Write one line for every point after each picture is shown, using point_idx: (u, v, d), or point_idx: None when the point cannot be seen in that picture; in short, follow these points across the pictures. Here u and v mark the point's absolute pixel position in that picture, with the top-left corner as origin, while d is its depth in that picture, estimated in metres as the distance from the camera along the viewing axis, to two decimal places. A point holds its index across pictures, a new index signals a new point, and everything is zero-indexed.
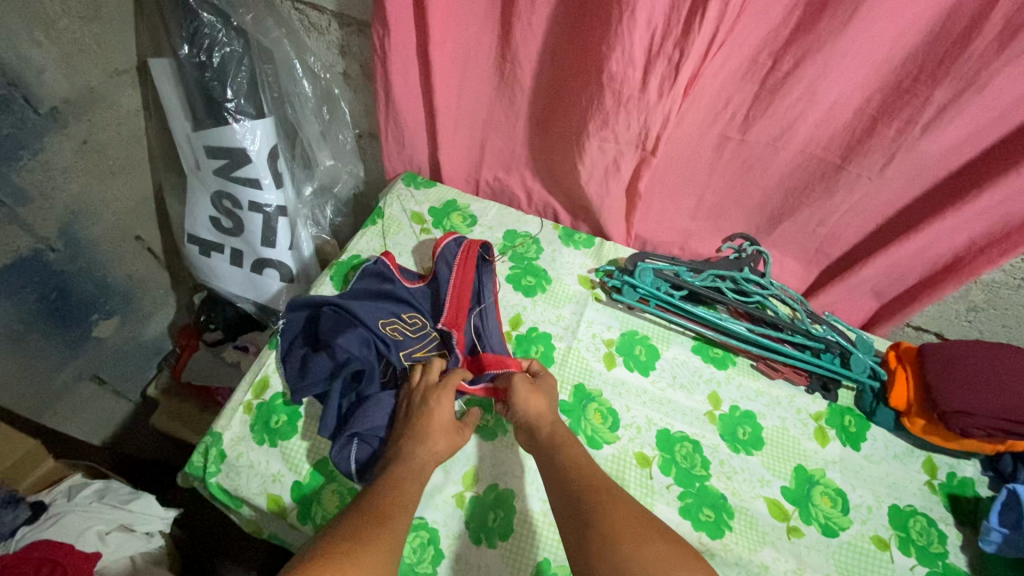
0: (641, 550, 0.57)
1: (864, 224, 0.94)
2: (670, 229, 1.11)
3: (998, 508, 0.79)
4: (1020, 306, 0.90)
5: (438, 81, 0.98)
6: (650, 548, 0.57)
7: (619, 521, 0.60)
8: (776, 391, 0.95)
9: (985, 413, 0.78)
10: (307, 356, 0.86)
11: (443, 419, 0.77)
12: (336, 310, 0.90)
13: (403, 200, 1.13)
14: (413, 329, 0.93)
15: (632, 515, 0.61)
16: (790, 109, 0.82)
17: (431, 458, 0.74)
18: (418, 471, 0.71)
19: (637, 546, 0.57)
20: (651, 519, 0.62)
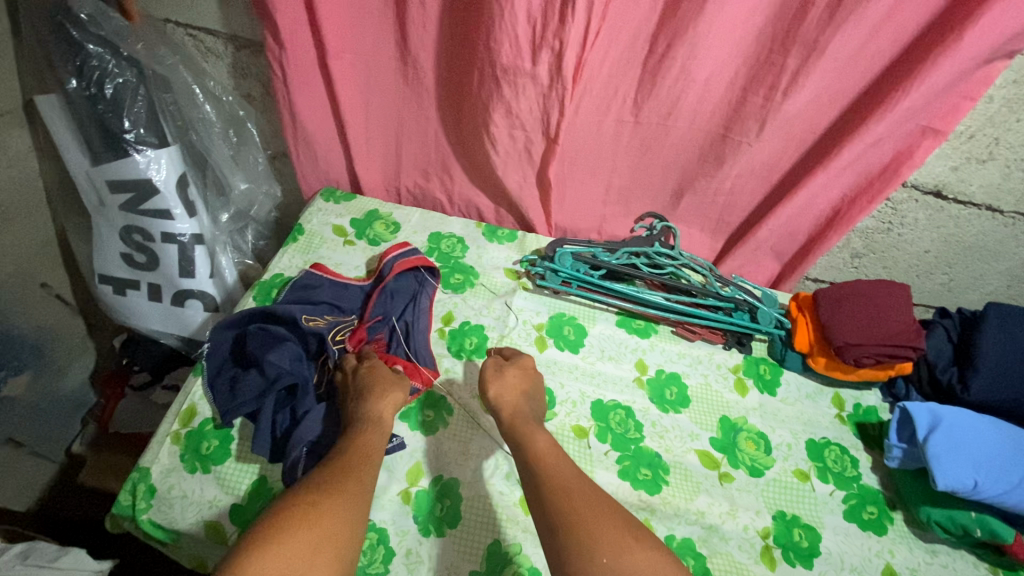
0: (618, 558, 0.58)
1: (753, 189, 1.03)
2: (586, 216, 1.17)
3: (895, 426, 0.86)
4: (893, 247, 1.01)
5: (343, 91, 1.00)
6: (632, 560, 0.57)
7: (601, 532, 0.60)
8: (696, 351, 1.02)
9: (871, 343, 0.87)
10: (238, 377, 0.85)
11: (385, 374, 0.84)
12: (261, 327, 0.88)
13: (322, 215, 1.13)
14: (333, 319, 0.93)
15: (614, 527, 0.61)
16: (671, 89, 0.90)
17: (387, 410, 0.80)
18: (379, 427, 0.77)
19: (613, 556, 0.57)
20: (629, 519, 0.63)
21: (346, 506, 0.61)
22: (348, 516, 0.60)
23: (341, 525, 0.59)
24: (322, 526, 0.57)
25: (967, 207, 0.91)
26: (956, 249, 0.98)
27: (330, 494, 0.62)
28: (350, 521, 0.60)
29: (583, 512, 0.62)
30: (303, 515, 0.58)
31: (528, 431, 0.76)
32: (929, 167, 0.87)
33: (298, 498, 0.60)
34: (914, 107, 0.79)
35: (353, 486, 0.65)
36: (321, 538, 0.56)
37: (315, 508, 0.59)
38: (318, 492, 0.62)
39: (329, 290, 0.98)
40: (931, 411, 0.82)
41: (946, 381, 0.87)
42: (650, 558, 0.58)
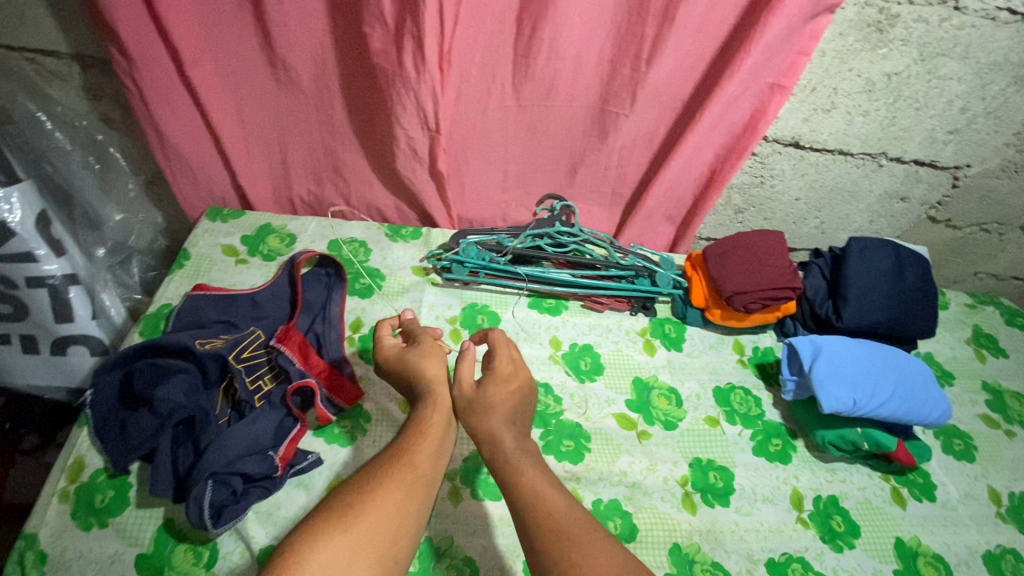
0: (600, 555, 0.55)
1: (639, 159, 1.07)
2: (488, 204, 1.18)
3: (786, 361, 0.92)
4: (769, 199, 1.08)
5: (210, 102, 0.95)
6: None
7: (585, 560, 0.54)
8: (605, 320, 1.05)
9: (756, 289, 0.93)
10: (130, 419, 0.79)
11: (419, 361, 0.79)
12: (150, 363, 0.83)
13: (210, 237, 1.07)
14: (231, 340, 0.88)
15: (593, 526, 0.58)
16: (545, 69, 0.93)
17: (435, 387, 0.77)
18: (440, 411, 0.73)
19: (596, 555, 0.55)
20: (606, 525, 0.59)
21: (389, 499, 0.60)
22: (395, 510, 0.60)
23: (387, 521, 0.58)
24: (360, 527, 0.56)
25: (823, 153, 0.98)
26: (821, 193, 1.06)
27: (374, 489, 0.61)
28: (401, 515, 0.60)
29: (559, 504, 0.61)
30: (346, 513, 0.58)
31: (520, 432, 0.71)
32: (785, 121, 0.94)
33: (342, 496, 0.61)
34: (757, 65, 0.85)
35: (404, 477, 0.63)
36: (362, 539, 0.56)
37: (355, 509, 0.58)
38: (357, 493, 0.60)
39: (223, 311, 0.93)
40: (813, 342, 0.89)
41: (823, 314, 0.95)
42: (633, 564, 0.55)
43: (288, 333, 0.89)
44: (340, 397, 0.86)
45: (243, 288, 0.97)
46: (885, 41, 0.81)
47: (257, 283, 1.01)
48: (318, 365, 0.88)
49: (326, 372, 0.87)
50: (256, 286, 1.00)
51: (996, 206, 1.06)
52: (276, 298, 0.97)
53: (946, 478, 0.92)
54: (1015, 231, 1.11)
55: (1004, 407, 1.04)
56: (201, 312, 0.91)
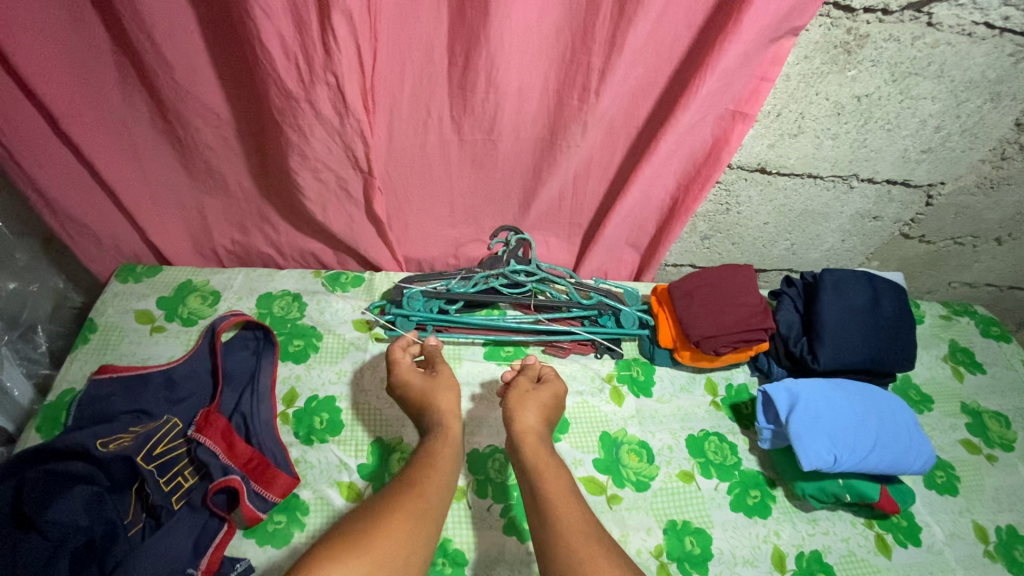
0: None
1: (596, 189, 0.98)
2: (436, 242, 1.06)
3: (760, 409, 0.86)
4: (737, 225, 1.00)
5: (99, 157, 0.82)
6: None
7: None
8: (568, 367, 0.97)
9: (727, 332, 0.86)
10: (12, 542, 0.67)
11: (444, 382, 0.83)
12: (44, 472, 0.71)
13: (120, 302, 0.94)
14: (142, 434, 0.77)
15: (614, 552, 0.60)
16: (484, 102, 0.82)
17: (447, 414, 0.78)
18: (449, 438, 0.75)
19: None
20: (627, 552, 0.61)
21: (402, 524, 0.60)
22: (405, 538, 0.59)
23: (397, 549, 0.58)
24: (372, 553, 0.56)
25: (792, 178, 0.91)
26: (791, 216, 0.99)
27: (384, 516, 0.61)
28: (408, 545, 0.59)
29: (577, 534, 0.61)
30: (359, 538, 0.57)
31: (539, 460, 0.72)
32: (749, 147, 0.86)
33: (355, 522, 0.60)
34: (715, 91, 0.76)
35: (416, 504, 0.64)
36: (373, 566, 0.55)
37: (368, 534, 0.58)
38: (371, 518, 0.60)
39: (133, 395, 0.82)
40: (788, 389, 0.83)
41: (799, 353, 0.88)
42: None
43: (209, 419, 0.80)
44: (272, 489, 0.76)
45: (157, 364, 0.85)
46: (854, 62, 0.74)
47: (176, 354, 0.90)
48: (241, 454, 0.78)
49: (250, 462, 0.78)
50: (174, 359, 0.89)
51: (972, 221, 1.00)
52: (196, 373, 0.86)
53: (930, 517, 0.88)
54: (989, 243, 1.06)
55: (984, 430, 1.00)
56: (106, 399, 0.80)
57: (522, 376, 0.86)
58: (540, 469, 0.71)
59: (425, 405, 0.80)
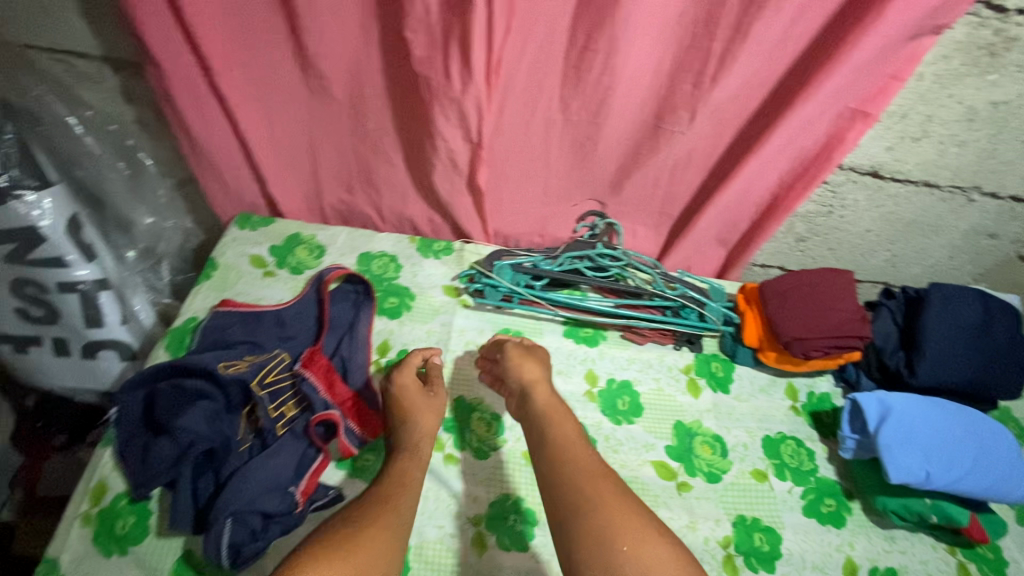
0: (642, 549, 0.59)
1: (692, 181, 0.98)
2: (525, 220, 1.10)
3: (847, 417, 0.83)
4: (836, 229, 0.98)
5: (240, 109, 0.91)
6: (651, 552, 0.59)
7: (620, 516, 0.62)
8: (647, 354, 0.98)
9: (819, 336, 0.84)
10: (145, 444, 0.78)
11: (415, 393, 0.84)
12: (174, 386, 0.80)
13: (238, 246, 1.03)
14: (255, 363, 0.85)
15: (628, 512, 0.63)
16: (597, 83, 0.84)
17: (425, 432, 0.80)
18: (416, 453, 0.77)
19: (634, 548, 0.59)
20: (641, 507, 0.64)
21: (383, 542, 0.63)
22: (383, 551, 0.62)
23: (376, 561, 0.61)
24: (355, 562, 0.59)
25: (905, 185, 0.88)
26: (897, 226, 0.95)
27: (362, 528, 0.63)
28: (384, 555, 0.62)
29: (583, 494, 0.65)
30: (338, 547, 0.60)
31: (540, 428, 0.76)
32: (865, 149, 0.84)
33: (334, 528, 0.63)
34: (839, 86, 0.75)
35: (386, 521, 0.65)
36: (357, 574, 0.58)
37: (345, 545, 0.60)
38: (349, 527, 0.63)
39: (249, 328, 0.90)
40: (880, 400, 0.81)
41: (893, 366, 0.86)
42: (669, 552, 0.60)
43: (314, 358, 0.87)
44: (364, 429, 0.83)
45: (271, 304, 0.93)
46: (997, 65, 0.71)
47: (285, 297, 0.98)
48: (338, 394, 0.85)
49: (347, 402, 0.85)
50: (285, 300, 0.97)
51: None
52: (302, 316, 0.94)
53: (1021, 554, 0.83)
54: None
55: None
56: (228, 327, 0.89)
57: (511, 347, 0.88)
58: (552, 422, 0.76)
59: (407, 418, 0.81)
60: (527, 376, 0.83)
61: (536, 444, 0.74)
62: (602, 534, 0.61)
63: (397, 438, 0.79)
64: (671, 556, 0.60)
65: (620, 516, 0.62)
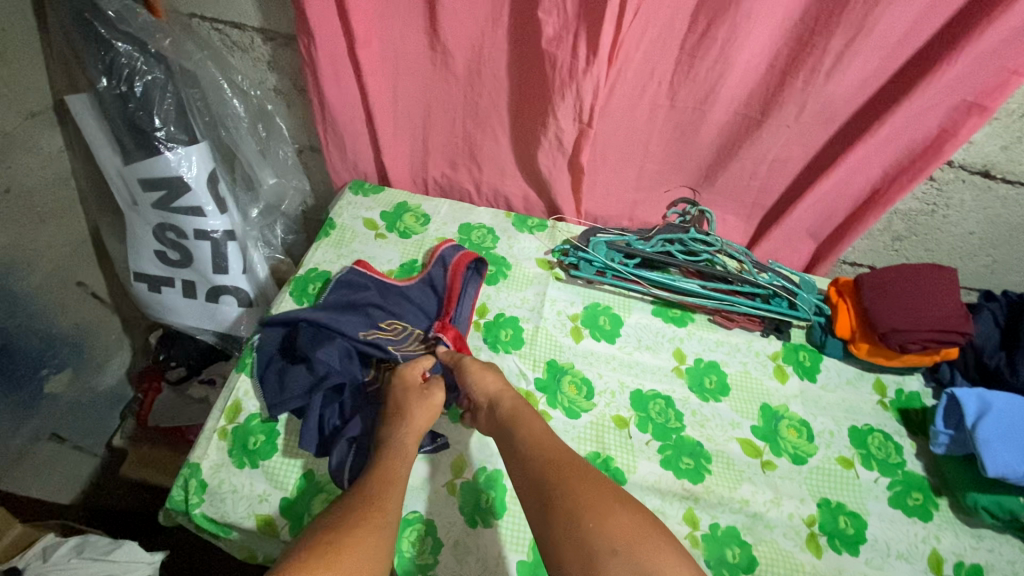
0: (607, 520, 0.56)
1: (791, 173, 1.01)
2: (618, 203, 1.14)
3: (941, 413, 0.85)
4: (937, 229, 0.98)
5: (371, 81, 0.99)
6: (613, 522, 0.56)
7: (588, 499, 0.59)
8: (733, 338, 1.01)
9: (920, 329, 0.85)
10: (279, 367, 0.87)
11: (408, 394, 0.81)
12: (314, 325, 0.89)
13: (353, 209, 1.12)
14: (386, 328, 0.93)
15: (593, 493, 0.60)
16: (712, 71, 0.88)
17: (411, 432, 0.76)
18: (404, 450, 0.73)
19: (600, 522, 0.56)
20: (606, 486, 0.62)
21: (374, 533, 0.57)
22: (369, 551, 0.55)
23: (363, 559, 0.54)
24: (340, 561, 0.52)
25: (1017, 187, 0.88)
26: (1002, 229, 0.95)
27: (343, 527, 0.57)
28: (372, 553, 0.55)
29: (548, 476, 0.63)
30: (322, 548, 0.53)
31: (515, 424, 0.73)
32: (979, 147, 0.85)
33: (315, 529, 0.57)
34: (959, 80, 0.76)
35: (376, 518, 0.60)
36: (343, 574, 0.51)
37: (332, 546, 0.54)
38: (333, 527, 0.57)
39: (378, 290, 0.97)
40: (980, 397, 0.82)
41: (993, 366, 0.86)
42: (636, 519, 0.57)
43: (445, 327, 0.93)
44: None
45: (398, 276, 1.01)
46: None
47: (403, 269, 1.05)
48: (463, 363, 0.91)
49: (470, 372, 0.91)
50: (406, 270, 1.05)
51: None
52: (429, 288, 1.01)
53: None
54: None
55: None
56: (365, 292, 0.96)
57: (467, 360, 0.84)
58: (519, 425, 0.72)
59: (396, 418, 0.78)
60: (490, 384, 0.79)
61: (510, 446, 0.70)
62: (569, 512, 0.58)
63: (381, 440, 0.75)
64: (636, 522, 0.56)
65: (578, 493, 0.59)
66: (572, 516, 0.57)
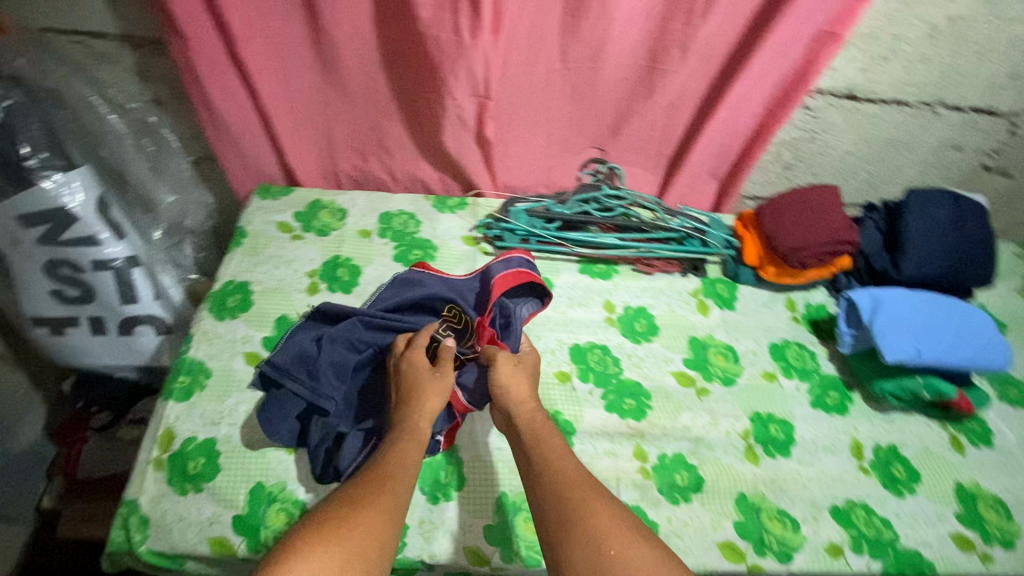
0: (627, 548, 0.54)
1: (686, 119, 1.06)
2: (533, 171, 1.16)
3: (843, 315, 0.94)
4: (820, 153, 1.07)
5: (259, 77, 0.95)
6: (633, 552, 0.54)
7: (611, 524, 0.57)
8: (657, 283, 1.06)
9: (814, 244, 0.94)
10: (307, 350, 0.85)
11: (426, 378, 0.79)
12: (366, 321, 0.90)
13: (263, 215, 1.08)
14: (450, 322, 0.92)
15: (617, 518, 0.58)
16: (596, 30, 0.91)
17: (425, 416, 0.75)
18: (417, 438, 0.72)
19: (621, 550, 0.54)
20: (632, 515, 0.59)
21: (383, 523, 0.57)
22: (377, 531, 0.56)
23: (369, 540, 0.55)
24: (348, 543, 0.53)
25: (878, 104, 0.98)
26: (873, 145, 1.05)
27: (355, 509, 0.58)
28: (379, 537, 0.56)
29: (574, 493, 0.61)
30: (329, 529, 0.54)
31: (540, 430, 0.72)
32: (839, 72, 0.93)
33: (326, 511, 0.58)
34: (812, 11, 0.83)
35: (388, 502, 0.60)
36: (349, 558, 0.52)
37: (340, 525, 0.55)
38: (344, 508, 0.58)
39: (427, 285, 0.94)
40: (871, 295, 0.90)
41: (881, 268, 0.96)
42: (656, 553, 0.55)
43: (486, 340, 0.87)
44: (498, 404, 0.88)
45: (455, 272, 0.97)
46: None
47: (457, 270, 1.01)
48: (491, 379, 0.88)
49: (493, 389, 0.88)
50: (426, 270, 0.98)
51: None
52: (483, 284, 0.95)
53: (1003, 424, 0.94)
54: None
55: None
56: (420, 288, 0.94)
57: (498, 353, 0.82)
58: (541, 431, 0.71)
59: (410, 399, 0.76)
60: (515, 388, 0.78)
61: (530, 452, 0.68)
62: (592, 532, 0.56)
63: (394, 425, 0.74)
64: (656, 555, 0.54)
65: (604, 517, 0.57)
66: (591, 539, 0.55)
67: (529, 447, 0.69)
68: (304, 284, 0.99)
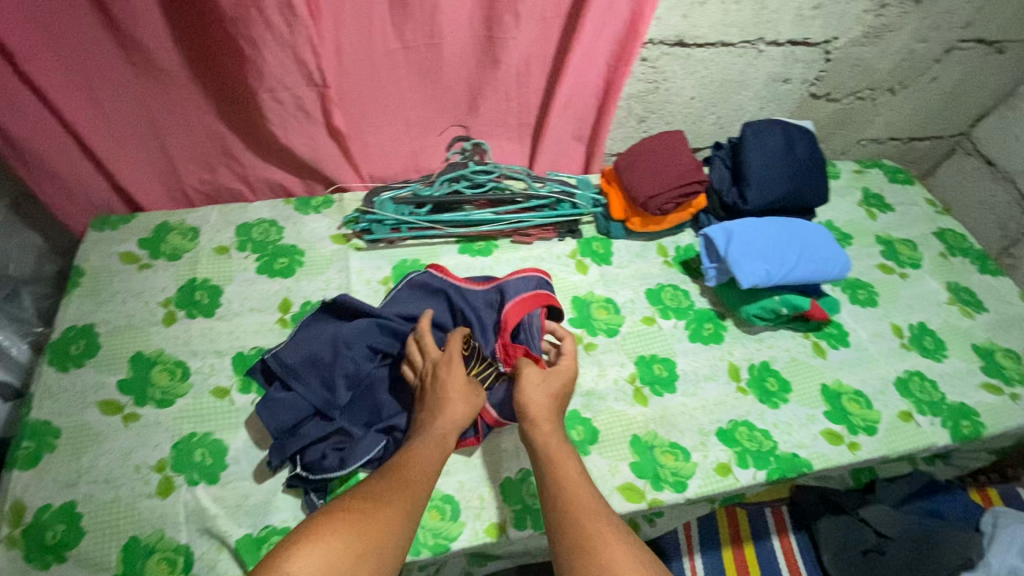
0: None
1: (537, 85, 1.07)
2: (398, 158, 1.13)
3: (704, 252, 0.99)
4: (666, 102, 1.12)
5: (59, 96, 0.85)
6: None
7: (621, 561, 0.54)
8: (536, 251, 1.07)
9: (667, 190, 0.98)
10: (318, 358, 0.83)
11: (458, 384, 0.76)
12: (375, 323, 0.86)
13: (103, 248, 0.98)
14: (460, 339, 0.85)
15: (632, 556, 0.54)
16: (423, 5, 0.89)
17: (450, 426, 0.72)
18: (440, 443, 0.70)
19: None
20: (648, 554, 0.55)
21: (399, 522, 0.57)
22: (391, 521, 0.57)
23: (382, 529, 0.56)
24: (364, 531, 0.54)
25: (707, 48, 1.02)
26: (712, 88, 1.11)
27: (378, 499, 0.59)
28: (395, 530, 0.56)
29: (592, 526, 0.58)
30: (348, 514, 0.56)
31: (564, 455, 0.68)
32: (665, 21, 0.96)
33: (351, 497, 0.59)
34: None
35: (410, 495, 0.61)
36: (362, 545, 0.53)
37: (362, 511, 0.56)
38: (368, 495, 0.59)
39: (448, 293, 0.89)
40: (724, 228, 0.96)
41: (731, 201, 1.02)
42: None
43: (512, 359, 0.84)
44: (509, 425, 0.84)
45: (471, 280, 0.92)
46: None
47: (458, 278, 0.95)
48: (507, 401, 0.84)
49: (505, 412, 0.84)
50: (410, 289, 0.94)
51: (864, 73, 1.15)
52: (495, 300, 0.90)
53: (855, 324, 1.04)
54: (884, 94, 1.22)
55: (895, 254, 1.17)
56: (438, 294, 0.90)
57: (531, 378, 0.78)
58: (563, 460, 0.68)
59: (438, 403, 0.74)
60: (537, 409, 0.75)
61: (550, 481, 0.65)
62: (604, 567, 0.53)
63: (419, 426, 0.73)
64: None
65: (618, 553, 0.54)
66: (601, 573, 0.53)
67: (550, 469, 0.67)
68: (159, 314, 0.92)
